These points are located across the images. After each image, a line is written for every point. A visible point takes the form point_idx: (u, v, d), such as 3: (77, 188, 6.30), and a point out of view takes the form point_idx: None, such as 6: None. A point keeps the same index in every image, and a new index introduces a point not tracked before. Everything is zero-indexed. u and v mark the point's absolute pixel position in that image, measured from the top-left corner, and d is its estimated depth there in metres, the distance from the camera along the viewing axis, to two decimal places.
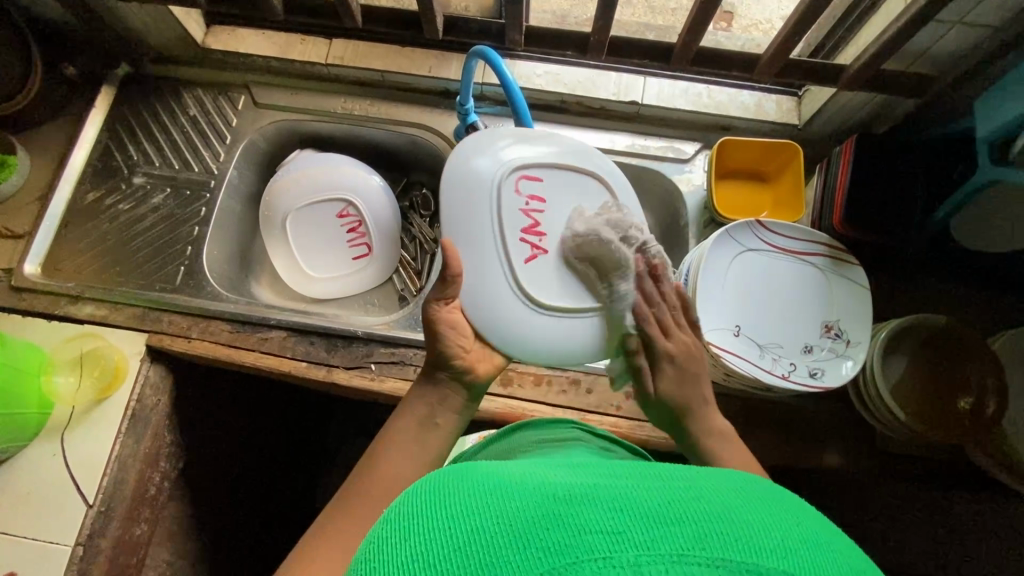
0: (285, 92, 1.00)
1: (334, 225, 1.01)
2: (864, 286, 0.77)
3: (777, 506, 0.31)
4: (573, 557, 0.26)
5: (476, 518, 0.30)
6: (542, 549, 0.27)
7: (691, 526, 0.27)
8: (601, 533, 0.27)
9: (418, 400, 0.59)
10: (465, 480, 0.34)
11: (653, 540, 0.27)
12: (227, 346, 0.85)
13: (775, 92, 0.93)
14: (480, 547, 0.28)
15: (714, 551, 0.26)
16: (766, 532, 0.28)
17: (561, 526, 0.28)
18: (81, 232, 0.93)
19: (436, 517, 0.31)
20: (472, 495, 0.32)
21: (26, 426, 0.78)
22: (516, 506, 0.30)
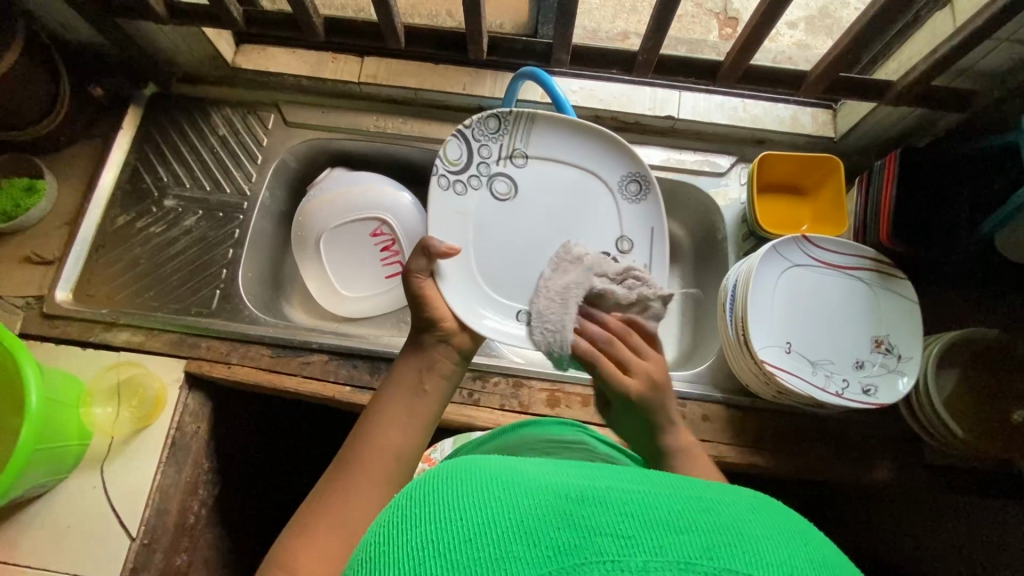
0: (316, 110, 0.99)
1: (368, 243, 1.00)
2: (913, 299, 0.77)
3: (790, 524, 0.32)
4: (582, 558, 0.27)
5: (484, 510, 0.30)
6: (553, 545, 0.27)
7: (700, 536, 0.28)
8: (611, 536, 0.28)
9: (405, 373, 0.63)
10: (477, 469, 0.34)
11: (662, 547, 0.27)
12: (267, 371, 0.84)
13: (810, 105, 0.93)
14: (486, 539, 0.28)
15: (721, 561, 0.27)
16: (775, 547, 0.28)
17: (571, 527, 0.28)
18: (112, 256, 0.92)
19: (443, 503, 0.31)
20: (482, 486, 0.32)
21: (67, 459, 0.76)
22: (527, 503, 0.30)
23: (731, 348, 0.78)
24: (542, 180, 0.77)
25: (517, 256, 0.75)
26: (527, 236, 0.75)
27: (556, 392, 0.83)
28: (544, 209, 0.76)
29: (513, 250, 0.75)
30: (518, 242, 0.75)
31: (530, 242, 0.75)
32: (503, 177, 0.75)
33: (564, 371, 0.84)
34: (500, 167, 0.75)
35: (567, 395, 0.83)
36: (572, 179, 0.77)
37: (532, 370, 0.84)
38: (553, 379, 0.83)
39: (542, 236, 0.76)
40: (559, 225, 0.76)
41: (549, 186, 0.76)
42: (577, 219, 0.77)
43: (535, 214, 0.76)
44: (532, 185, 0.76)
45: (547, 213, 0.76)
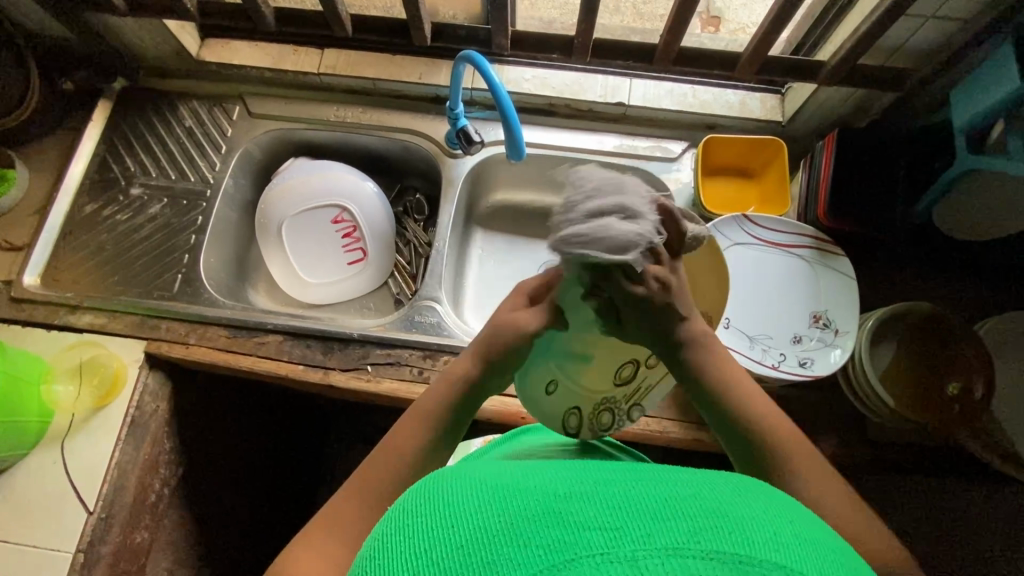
0: (279, 101, 1.02)
1: (330, 230, 1.02)
2: (850, 275, 0.78)
3: (777, 510, 0.32)
4: (572, 552, 0.27)
5: (482, 518, 0.31)
6: (540, 546, 0.28)
7: (685, 522, 0.28)
8: (599, 529, 0.28)
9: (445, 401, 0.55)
10: (474, 482, 0.35)
11: (649, 535, 0.27)
12: (224, 351, 0.86)
13: (759, 91, 0.95)
14: (480, 546, 0.29)
15: (709, 544, 0.27)
16: (760, 529, 0.29)
17: (561, 525, 0.29)
18: (80, 242, 0.95)
19: (442, 516, 0.32)
20: (475, 497, 0.33)
21: (27, 434, 0.79)
22: (521, 507, 0.31)
23: None
24: None
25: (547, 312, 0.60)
26: None
27: None
28: None
29: None
30: None
31: None
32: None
33: None
34: None
35: None
36: None
37: None
38: None
39: None
40: None
41: None
42: None
43: None
44: None
45: None
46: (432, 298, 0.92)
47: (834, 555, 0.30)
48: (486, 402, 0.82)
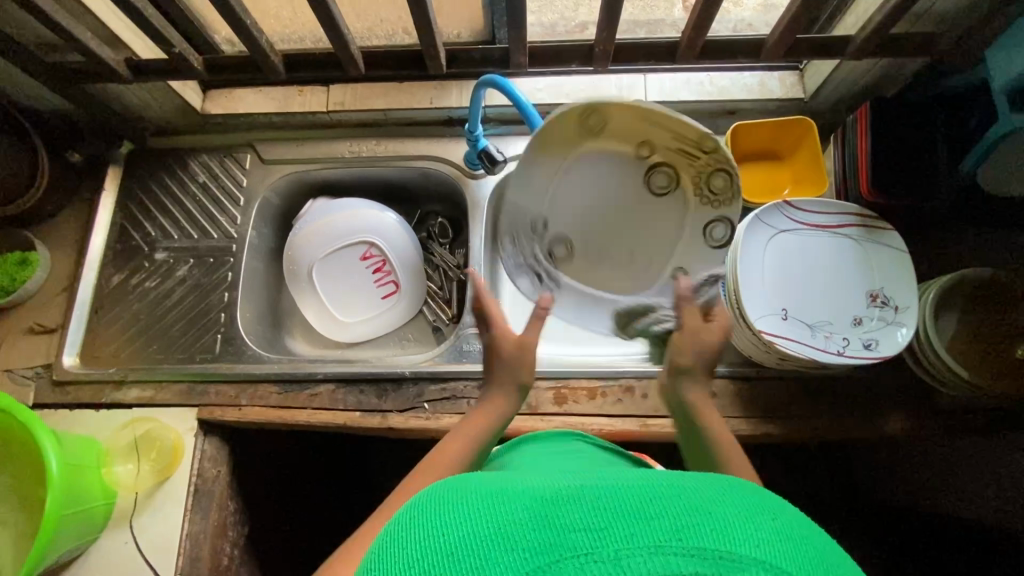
0: (290, 145, 1.00)
1: (359, 268, 1.01)
2: (901, 248, 0.77)
3: (765, 502, 0.32)
4: (556, 555, 0.28)
5: (466, 526, 0.31)
6: (525, 550, 0.29)
7: (668, 520, 0.29)
8: (585, 531, 0.29)
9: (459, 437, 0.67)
10: (460, 490, 0.35)
11: (633, 535, 0.28)
12: (278, 408, 0.85)
13: (777, 69, 0.93)
14: (466, 553, 0.29)
15: (690, 542, 0.27)
16: (746, 525, 0.29)
17: (547, 528, 0.29)
18: (113, 315, 0.93)
19: (428, 523, 0.32)
20: (463, 503, 0.33)
21: (97, 519, 0.78)
22: (504, 511, 0.31)
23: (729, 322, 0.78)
24: (564, 181, 0.76)
25: (631, 249, 0.78)
26: (625, 236, 0.77)
27: (563, 389, 0.83)
28: (600, 210, 0.77)
29: (628, 252, 0.77)
30: (619, 242, 0.78)
31: (631, 241, 0.78)
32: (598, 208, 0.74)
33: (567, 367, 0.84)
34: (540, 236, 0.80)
35: (574, 390, 0.83)
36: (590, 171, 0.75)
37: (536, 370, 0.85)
38: (557, 376, 0.84)
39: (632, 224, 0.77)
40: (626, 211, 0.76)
41: (582, 181, 0.76)
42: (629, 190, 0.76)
43: (602, 223, 0.77)
44: (575, 197, 0.77)
45: (603, 212, 0.77)
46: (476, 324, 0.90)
47: (823, 547, 0.30)
48: (549, 423, 0.81)
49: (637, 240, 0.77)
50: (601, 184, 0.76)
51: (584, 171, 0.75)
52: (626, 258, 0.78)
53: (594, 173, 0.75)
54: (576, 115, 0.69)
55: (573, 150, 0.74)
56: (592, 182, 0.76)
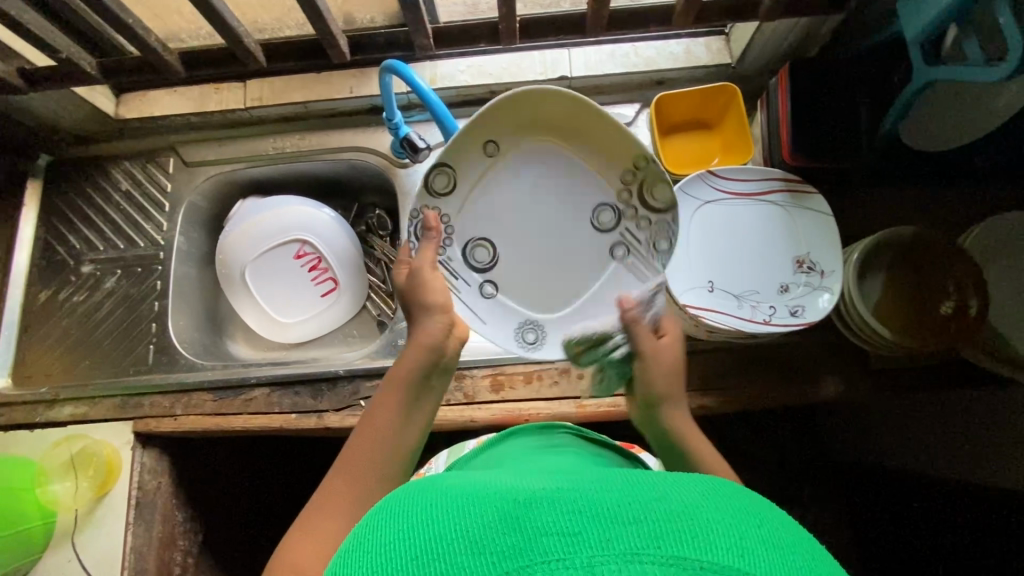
0: (213, 145, 0.97)
1: (295, 267, 0.99)
2: (826, 212, 0.75)
3: (746, 506, 0.31)
4: (526, 560, 0.27)
5: (439, 529, 0.30)
6: (496, 555, 0.28)
7: (646, 525, 0.28)
8: (557, 535, 0.28)
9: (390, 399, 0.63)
10: (433, 493, 0.34)
11: (608, 541, 0.27)
12: (214, 415, 0.84)
13: (702, 34, 0.91)
14: (437, 556, 0.28)
15: (667, 549, 0.27)
16: (726, 530, 0.28)
17: (519, 532, 0.28)
18: (43, 332, 0.92)
19: (399, 527, 0.31)
20: (436, 507, 0.32)
21: (35, 539, 0.77)
22: (478, 514, 0.30)
23: None
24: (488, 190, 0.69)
25: (562, 265, 0.70)
26: (557, 258, 0.70)
27: (499, 376, 0.83)
28: (538, 227, 0.70)
29: (547, 280, 0.70)
30: (559, 262, 0.70)
31: (569, 262, 0.70)
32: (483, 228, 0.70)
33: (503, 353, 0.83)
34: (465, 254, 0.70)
35: (510, 376, 0.83)
36: (514, 189, 0.69)
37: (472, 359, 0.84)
38: (493, 363, 0.83)
39: (567, 240, 0.70)
40: (559, 227, 0.70)
41: (514, 192, 0.69)
42: (558, 202, 0.69)
43: (537, 240, 0.70)
44: (506, 210, 0.69)
45: (538, 228, 0.70)
46: None
47: (809, 555, 0.30)
48: (486, 411, 0.81)
49: (581, 261, 0.70)
50: (533, 197, 0.69)
51: (506, 191, 0.69)
52: (563, 284, 0.70)
53: (518, 190, 0.69)
54: (495, 127, 0.67)
55: (496, 164, 0.68)
56: (517, 196, 0.69)
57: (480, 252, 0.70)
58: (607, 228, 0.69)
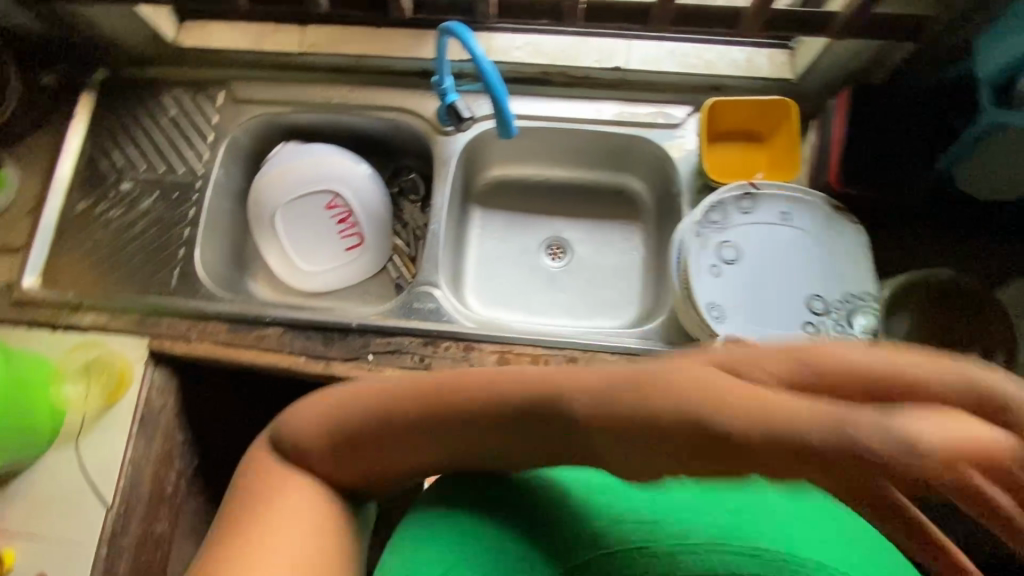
0: (263, 85, 0.99)
1: (324, 217, 1.00)
2: (863, 241, 0.75)
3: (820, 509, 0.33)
4: None
5: None
6: None
7: None
8: None
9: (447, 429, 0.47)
10: None
11: None
12: (226, 345, 0.86)
13: (767, 46, 0.89)
14: None
15: None
16: None
17: None
18: (76, 240, 0.94)
19: None
20: None
21: (41, 434, 0.80)
22: None
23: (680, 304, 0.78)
24: (812, 235, 0.76)
25: (773, 314, 0.74)
26: (780, 306, 0.74)
27: (507, 354, 0.83)
28: (793, 279, 0.75)
29: (770, 313, 0.74)
30: (798, 306, 0.74)
31: (776, 319, 0.74)
32: (728, 242, 0.76)
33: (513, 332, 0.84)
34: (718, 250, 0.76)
35: (518, 356, 0.83)
36: (816, 240, 0.76)
37: (482, 334, 0.84)
38: (502, 341, 0.83)
39: (792, 306, 0.74)
40: (790, 286, 0.75)
41: (792, 238, 0.76)
42: (829, 267, 0.75)
43: (809, 284, 0.75)
44: (775, 246, 0.76)
45: (807, 276, 0.75)
46: (430, 283, 0.90)
47: None
48: None
49: (784, 320, 0.74)
50: (836, 253, 0.75)
51: (805, 235, 0.76)
52: (783, 326, 0.74)
53: (824, 240, 0.76)
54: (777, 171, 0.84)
55: (781, 209, 0.77)
56: (822, 247, 0.76)
57: (728, 252, 0.76)
58: (816, 315, 0.73)
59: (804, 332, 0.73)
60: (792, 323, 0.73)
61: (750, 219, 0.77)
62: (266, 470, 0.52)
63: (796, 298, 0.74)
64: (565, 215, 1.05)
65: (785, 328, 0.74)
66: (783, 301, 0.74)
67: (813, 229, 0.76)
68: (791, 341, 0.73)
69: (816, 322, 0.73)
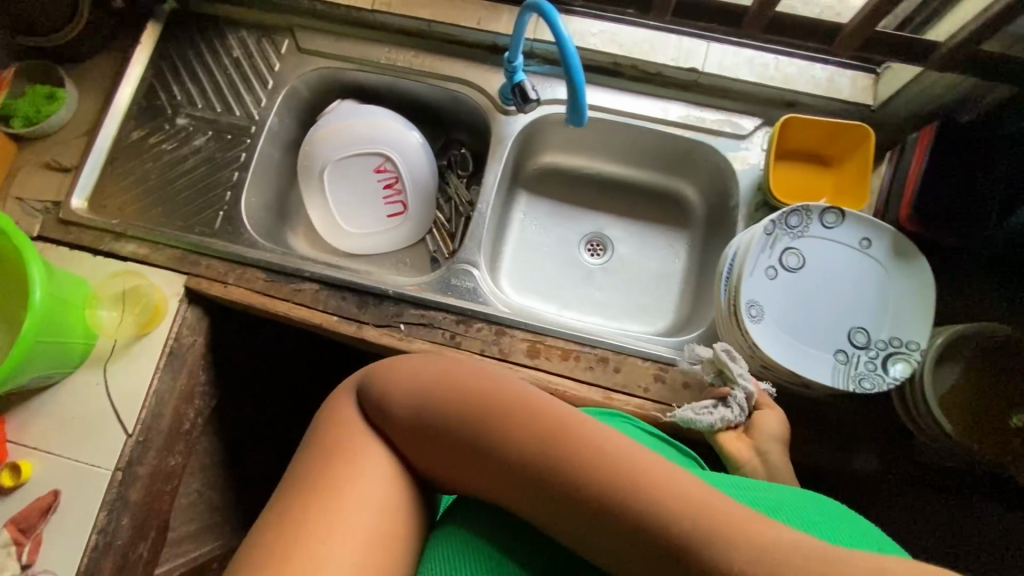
0: (329, 38, 0.97)
1: (371, 180, 1.00)
2: (926, 283, 0.72)
3: None
4: None
5: None
6: None
7: None
8: None
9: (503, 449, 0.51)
10: None
11: None
12: (261, 293, 0.86)
13: (851, 68, 0.86)
14: None
15: None
16: None
17: None
18: (126, 169, 0.94)
19: None
20: None
21: (73, 354, 0.81)
22: None
23: (723, 320, 0.76)
24: (878, 274, 0.74)
25: (808, 334, 0.73)
26: (816, 328, 0.73)
27: (538, 344, 0.82)
28: (839, 307, 0.74)
29: (803, 332, 0.73)
30: (836, 334, 0.73)
31: (809, 339, 0.73)
32: (796, 250, 0.74)
33: (547, 323, 0.83)
34: (778, 254, 0.74)
35: (549, 348, 0.82)
36: (874, 282, 0.73)
37: (515, 320, 0.83)
38: (535, 330, 0.83)
39: (827, 331, 0.73)
40: (834, 314, 0.74)
41: (854, 272, 0.74)
42: (881, 307, 0.73)
43: (851, 317, 0.73)
44: (831, 273, 0.74)
45: (855, 310, 0.73)
46: (469, 261, 0.89)
47: None
48: (516, 373, 0.80)
49: (814, 342, 0.73)
50: (890, 298, 0.73)
51: (865, 273, 0.74)
52: (812, 347, 0.73)
53: (883, 283, 0.73)
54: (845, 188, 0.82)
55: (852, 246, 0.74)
56: (880, 286, 0.73)
57: (790, 260, 0.74)
58: (851, 350, 0.72)
59: (836, 363, 0.72)
60: (823, 347, 0.72)
61: (819, 238, 0.75)
62: (342, 416, 0.57)
63: (835, 326, 0.73)
64: (612, 212, 1.04)
65: (815, 349, 0.73)
66: (822, 325, 0.73)
67: (877, 273, 0.73)
68: (817, 367, 0.72)
69: (845, 355, 0.72)
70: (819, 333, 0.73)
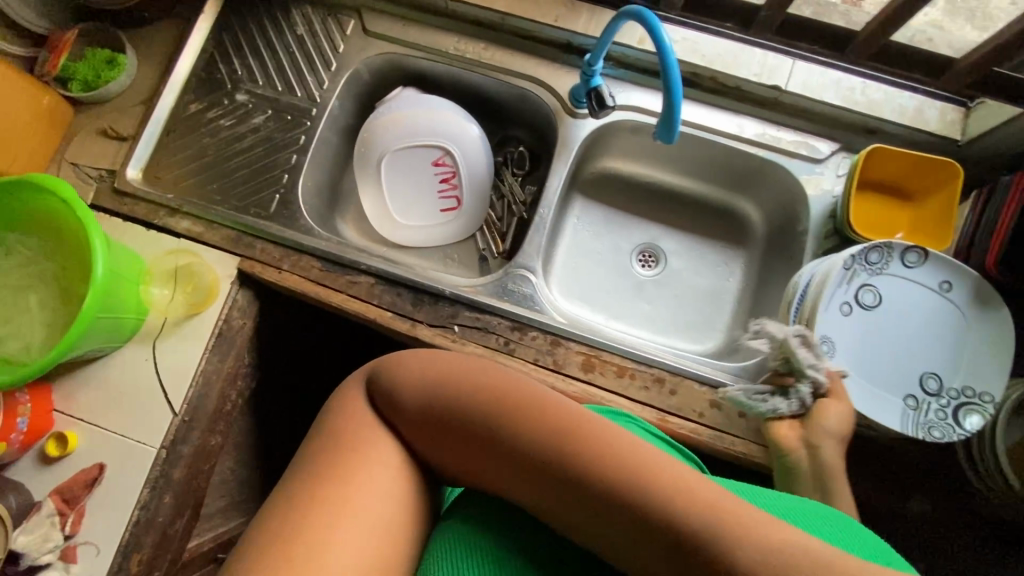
0: (397, 23, 0.94)
1: (428, 172, 0.97)
2: (1006, 334, 0.70)
3: None
4: None
5: None
6: None
7: None
8: None
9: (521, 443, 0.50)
10: None
11: None
12: (315, 282, 0.85)
13: (940, 99, 0.83)
14: None
15: None
16: None
17: None
18: (182, 142, 0.93)
19: None
20: None
21: (125, 329, 0.81)
22: None
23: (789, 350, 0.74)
24: (950, 317, 0.72)
25: (877, 376, 0.72)
26: (885, 370, 0.72)
27: (593, 357, 0.81)
28: (912, 350, 0.72)
29: (874, 373, 0.72)
30: (905, 377, 0.71)
31: (878, 380, 0.71)
32: (873, 287, 0.72)
33: (604, 338, 0.81)
34: (854, 291, 0.72)
35: (604, 362, 0.81)
36: (943, 323, 0.72)
37: (571, 331, 0.82)
38: (590, 343, 0.81)
39: (897, 374, 0.72)
40: (905, 356, 0.72)
41: (927, 312, 0.72)
42: (953, 352, 0.71)
43: (923, 361, 0.72)
44: (903, 313, 0.73)
45: (927, 354, 0.72)
46: (526, 266, 0.88)
47: None
48: (570, 386, 0.79)
49: (883, 385, 0.71)
50: (959, 341, 0.71)
51: (939, 316, 0.72)
52: (881, 390, 0.71)
53: (956, 325, 0.71)
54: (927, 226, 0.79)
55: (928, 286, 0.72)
56: (953, 330, 0.71)
57: (866, 298, 0.72)
58: (921, 395, 0.71)
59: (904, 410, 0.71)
60: (892, 391, 0.71)
61: (896, 275, 0.72)
62: (353, 407, 0.56)
63: (906, 370, 0.71)
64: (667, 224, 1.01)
65: (882, 392, 0.71)
66: (893, 367, 0.72)
67: (947, 312, 0.72)
68: (883, 410, 0.71)
69: (914, 400, 0.71)
70: (890, 376, 0.72)
